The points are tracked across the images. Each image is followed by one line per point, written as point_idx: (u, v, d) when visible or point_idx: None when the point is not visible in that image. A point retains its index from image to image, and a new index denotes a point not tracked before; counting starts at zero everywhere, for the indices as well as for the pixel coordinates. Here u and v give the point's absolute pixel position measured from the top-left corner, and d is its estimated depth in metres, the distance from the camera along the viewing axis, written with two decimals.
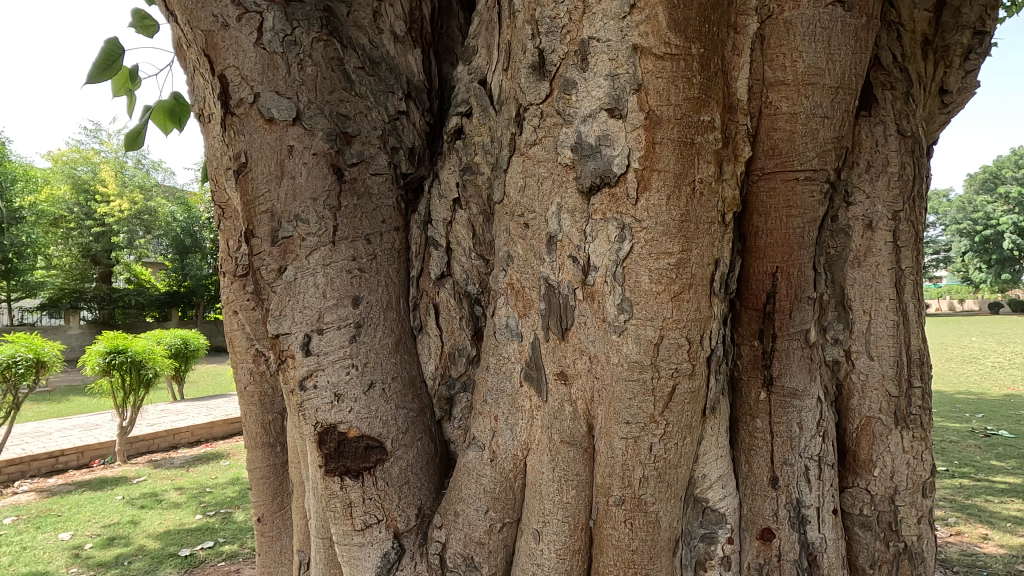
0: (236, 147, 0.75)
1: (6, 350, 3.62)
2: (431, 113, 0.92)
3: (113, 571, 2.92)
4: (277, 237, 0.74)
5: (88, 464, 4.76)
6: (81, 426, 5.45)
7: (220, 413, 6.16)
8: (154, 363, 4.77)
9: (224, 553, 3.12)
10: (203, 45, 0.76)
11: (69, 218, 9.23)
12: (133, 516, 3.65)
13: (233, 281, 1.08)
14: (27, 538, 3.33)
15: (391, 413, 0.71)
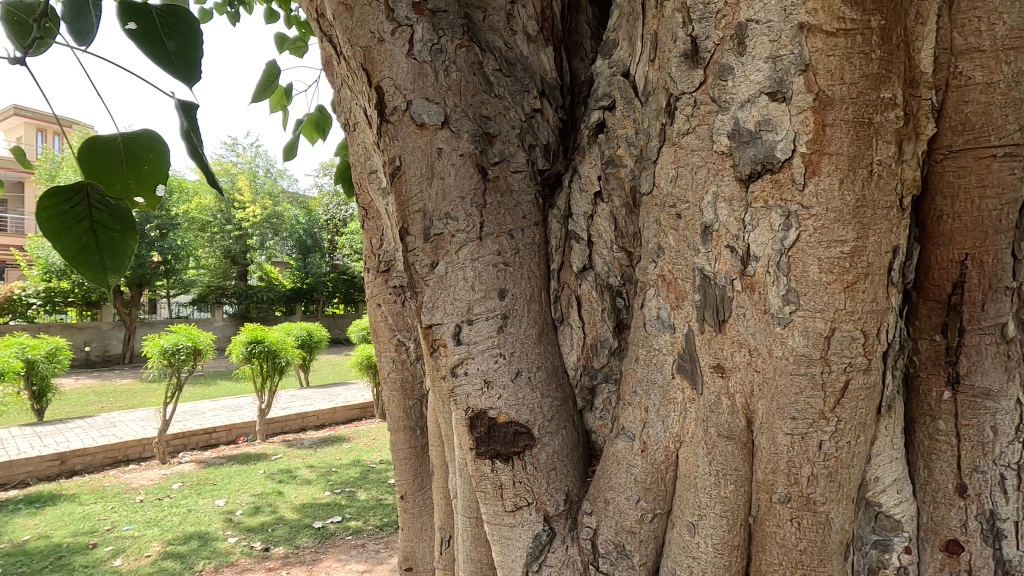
0: (391, 153, 0.82)
1: (172, 340, 4.84)
2: (565, 109, 0.93)
3: (261, 536, 3.30)
4: (429, 235, 0.79)
5: (235, 440, 5.40)
6: (229, 406, 6.23)
7: (341, 400, 6.75)
8: (286, 352, 5.48)
9: (351, 528, 3.41)
10: (361, 60, 0.84)
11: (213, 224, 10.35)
12: (274, 489, 4.09)
13: (376, 277, 1.19)
14: (191, 502, 3.84)
15: (537, 401, 0.74)
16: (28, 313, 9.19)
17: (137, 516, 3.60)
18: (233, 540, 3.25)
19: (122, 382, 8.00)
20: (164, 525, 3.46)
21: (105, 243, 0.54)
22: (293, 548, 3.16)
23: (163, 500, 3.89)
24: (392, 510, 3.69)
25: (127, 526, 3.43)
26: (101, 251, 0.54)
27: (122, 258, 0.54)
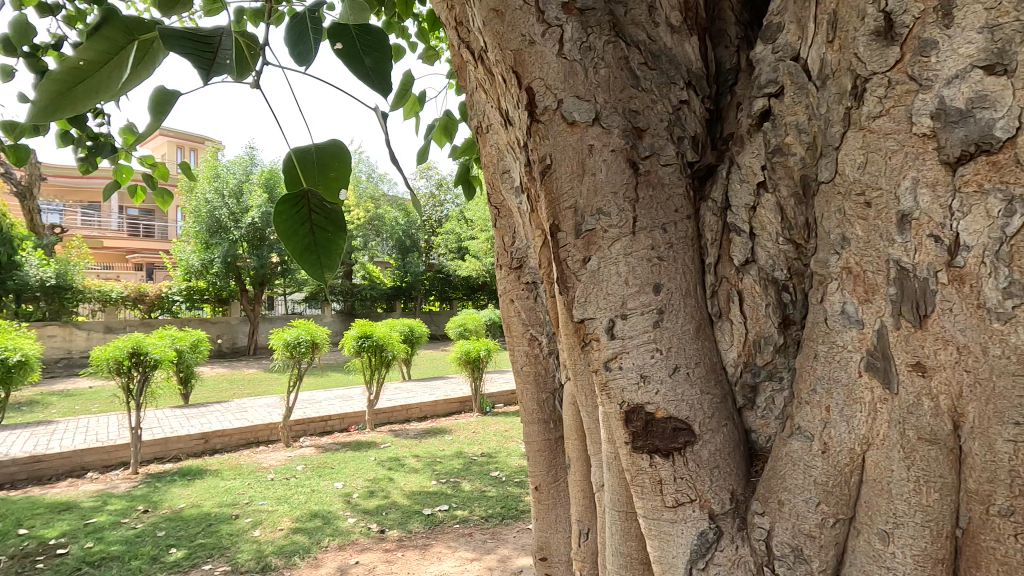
0: (541, 151, 0.84)
1: (294, 334, 5.31)
2: (711, 99, 0.91)
3: (376, 519, 3.52)
4: (581, 230, 0.80)
5: (348, 428, 5.81)
6: (341, 396, 6.71)
7: (442, 394, 7.03)
8: (392, 346, 5.79)
9: (458, 517, 3.54)
10: (511, 64, 0.86)
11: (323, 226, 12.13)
12: (385, 475, 4.35)
13: (508, 273, 1.23)
14: (314, 482, 4.18)
15: (697, 398, 0.74)
16: (173, 309, 10.45)
17: (270, 492, 3.97)
18: (352, 520, 3.49)
19: (249, 371, 8.91)
20: (293, 502, 3.79)
21: (319, 242, 0.59)
22: (405, 533, 3.33)
23: (290, 479, 4.27)
24: (496, 503, 3.78)
25: (262, 502, 3.79)
26: (318, 249, 0.60)
27: (336, 255, 0.60)
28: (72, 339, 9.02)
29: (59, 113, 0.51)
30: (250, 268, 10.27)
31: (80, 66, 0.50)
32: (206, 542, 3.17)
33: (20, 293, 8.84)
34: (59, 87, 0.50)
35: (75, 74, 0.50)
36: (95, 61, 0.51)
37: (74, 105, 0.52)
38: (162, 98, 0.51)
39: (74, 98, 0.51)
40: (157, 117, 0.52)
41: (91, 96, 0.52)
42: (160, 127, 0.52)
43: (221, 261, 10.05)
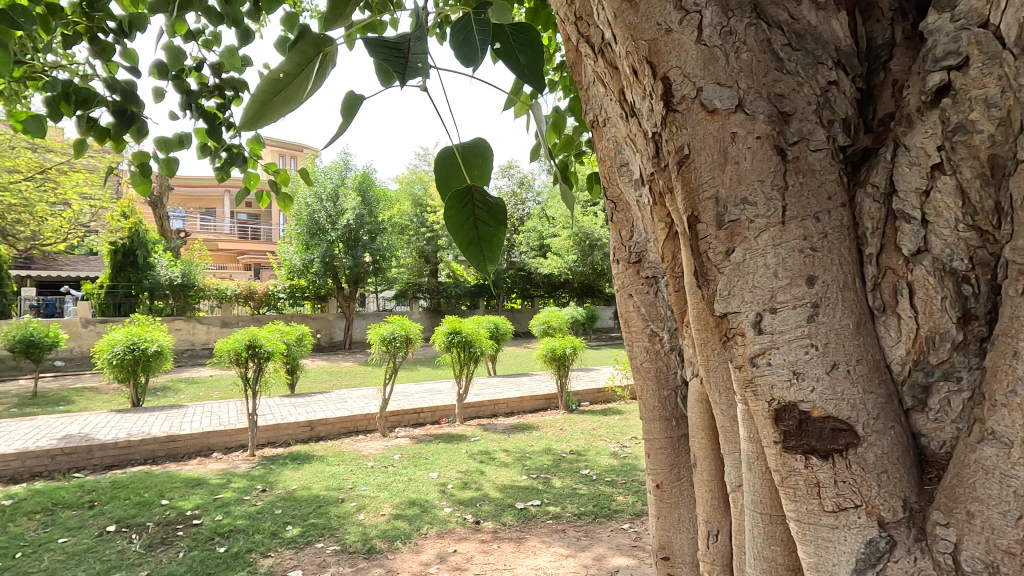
0: (679, 142, 0.82)
1: (389, 329, 5.56)
2: (863, 78, 0.85)
3: (471, 510, 3.62)
4: (723, 222, 0.78)
5: (438, 420, 6.02)
6: (431, 390, 6.97)
7: (527, 390, 7.09)
8: (480, 342, 5.91)
9: (551, 513, 3.55)
10: (645, 54, 0.85)
11: (411, 227, 12.74)
12: (476, 468, 4.46)
13: (626, 267, 1.22)
14: (411, 472, 4.37)
15: (860, 397, 0.69)
16: (279, 306, 11.33)
17: (371, 479, 4.20)
18: (448, 510, 3.60)
19: (346, 364, 9.48)
20: (392, 489, 3.98)
21: (483, 235, 0.65)
22: (499, 525, 3.40)
23: (389, 468, 4.49)
24: (587, 500, 3.76)
25: (365, 487, 4.01)
26: (481, 242, 0.65)
27: (495, 247, 0.65)
28: (195, 332, 10.04)
29: (261, 122, 0.60)
30: (346, 268, 10.93)
31: (280, 78, 0.59)
32: (317, 522, 3.40)
33: (153, 291, 9.95)
34: (263, 96, 0.58)
35: (276, 87, 0.59)
36: (293, 73, 0.60)
37: (272, 114, 0.60)
38: (351, 101, 0.57)
39: (274, 105, 0.60)
40: (345, 118, 0.58)
41: (286, 105, 0.61)
42: (346, 126, 0.58)
43: (321, 261, 10.73)
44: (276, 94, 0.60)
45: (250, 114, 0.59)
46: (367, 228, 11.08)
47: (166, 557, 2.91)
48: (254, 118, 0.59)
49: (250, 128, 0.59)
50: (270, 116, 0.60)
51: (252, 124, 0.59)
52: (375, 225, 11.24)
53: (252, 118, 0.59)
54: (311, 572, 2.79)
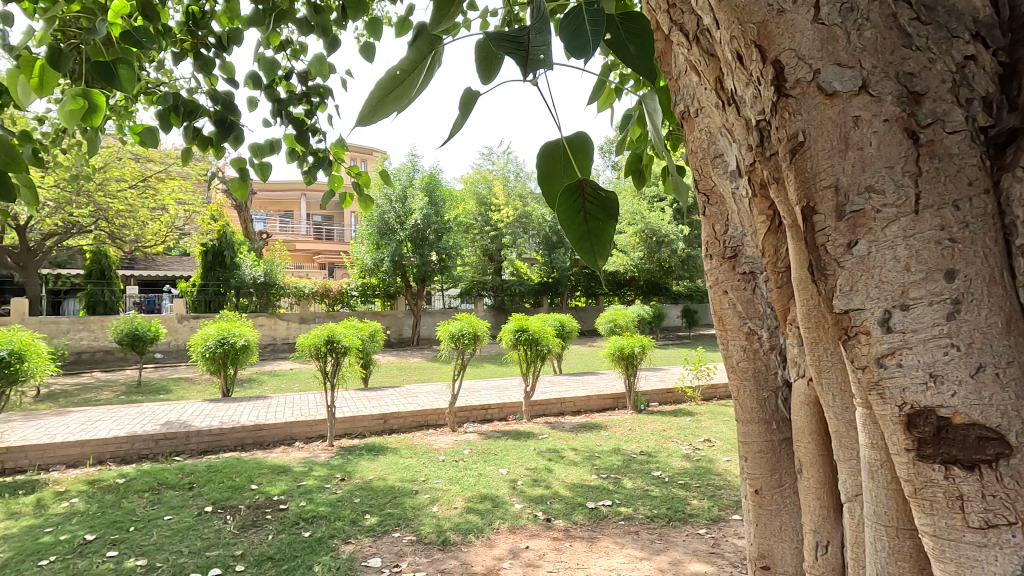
0: (792, 128, 0.77)
1: (458, 326, 5.66)
2: (1005, 51, 0.77)
3: (541, 507, 3.61)
4: (844, 212, 0.72)
5: (506, 417, 6.08)
6: (498, 387, 7.05)
7: (594, 389, 7.03)
8: (547, 340, 5.90)
9: (623, 514, 3.49)
10: (754, 37, 0.81)
11: (475, 225, 13.04)
12: (545, 465, 4.45)
13: (720, 263, 1.18)
14: (481, 467, 4.43)
15: (1012, 403, 0.63)
16: (352, 303, 11.85)
17: (443, 472, 4.29)
18: (518, 506, 3.62)
19: (415, 359, 9.80)
20: (464, 483, 4.05)
21: (592, 231, 0.64)
22: (570, 523, 3.38)
23: (459, 462, 4.57)
24: (660, 503, 3.66)
25: (437, 480, 4.11)
26: (591, 237, 0.64)
27: (606, 241, 0.63)
28: (276, 328, 10.67)
29: (376, 115, 0.60)
30: (414, 266, 11.26)
31: (397, 75, 0.60)
32: (393, 512, 3.51)
33: (240, 289, 10.67)
34: (381, 93, 0.60)
35: (392, 83, 0.60)
36: (408, 71, 0.61)
37: (385, 107, 0.61)
38: (469, 97, 0.59)
39: (387, 101, 0.61)
40: (460, 113, 0.60)
41: (398, 99, 0.61)
42: (462, 121, 0.59)
43: (390, 260, 11.09)
44: (390, 90, 0.61)
45: (368, 108, 0.60)
46: (434, 227, 11.35)
47: (258, 538, 3.10)
48: (368, 112, 0.60)
49: (365, 122, 0.60)
50: (382, 110, 0.61)
51: (367, 118, 0.60)
52: (442, 225, 11.51)
53: (368, 113, 0.60)
54: (390, 560, 2.88)
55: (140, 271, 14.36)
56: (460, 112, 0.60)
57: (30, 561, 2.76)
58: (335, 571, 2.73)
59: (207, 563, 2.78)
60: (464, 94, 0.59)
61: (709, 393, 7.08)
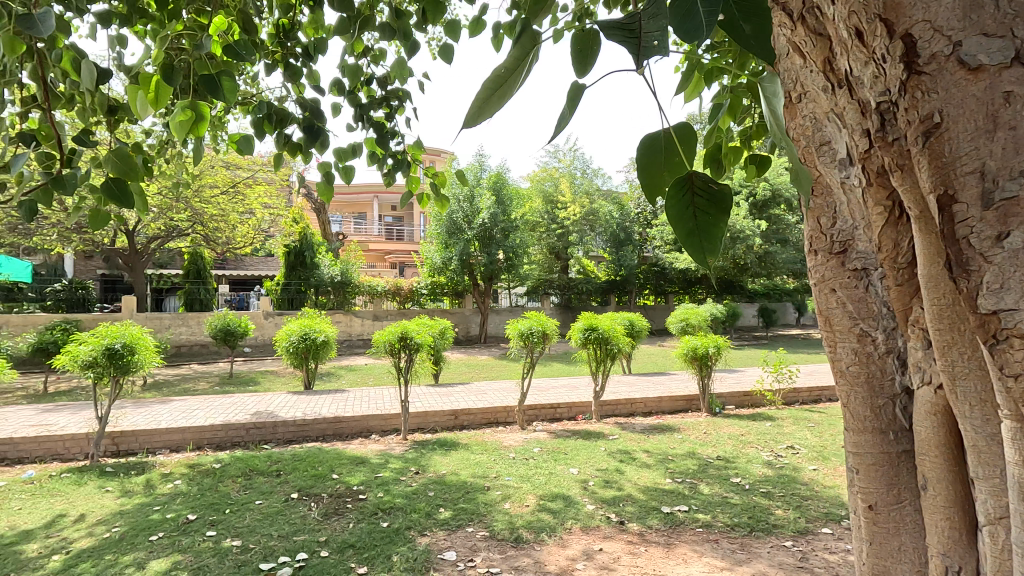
0: (926, 108, 0.69)
1: (527, 325, 5.66)
2: None
3: (614, 509, 3.54)
4: (993, 201, 0.64)
5: (575, 416, 6.03)
6: (566, 386, 7.00)
7: (665, 390, 6.82)
8: (617, 339, 5.77)
9: (700, 521, 3.35)
10: (880, 11, 0.74)
11: (542, 223, 12.99)
12: (616, 467, 4.37)
13: (828, 258, 1.19)
14: (552, 466, 4.41)
15: None
16: (422, 301, 12.18)
17: (513, 470, 4.31)
18: (591, 507, 3.56)
19: (483, 357, 9.92)
20: (535, 481, 4.05)
21: (702, 227, 0.57)
22: (645, 528, 3.29)
23: (530, 460, 4.57)
24: (741, 511, 3.49)
25: (508, 477, 4.13)
26: (700, 234, 0.57)
27: (719, 236, 0.55)
28: (352, 324, 11.15)
29: (482, 115, 0.59)
30: (481, 265, 11.38)
31: (502, 74, 0.58)
32: (467, 507, 3.55)
33: (318, 287, 11.23)
34: (486, 92, 0.58)
35: (499, 81, 0.58)
36: (514, 69, 0.59)
37: (490, 107, 0.59)
38: (576, 90, 0.56)
39: (491, 101, 0.59)
40: (568, 109, 0.57)
41: (502, 99, 0.60)
42: (570, 117, 0.56)
43: (459, 259, 11.25)
44: (495, 89, 0.59)
45: (474, 107, 0.58)
46: (500, 226, 11.41)
47: (340, 525, 3.24)
48: (475, 112, 0.58)
49: (472, 122, 0.58)
50: (488, 109, 0.59)
51: (474, 119, 0.58)
52: (508, 223, 11.56)
53: (475, 113, 0.58)
54: (464, 554, 2.92)
55: (231, 271, 15.44)
56: (566, 106, 0.57)
57: (142, 536, 3.02)
58: (412, 562, 2.80)
59: (294, 546, 2.93)
60: (571, 87, 0.57)
61: (790, 397, 6.70)
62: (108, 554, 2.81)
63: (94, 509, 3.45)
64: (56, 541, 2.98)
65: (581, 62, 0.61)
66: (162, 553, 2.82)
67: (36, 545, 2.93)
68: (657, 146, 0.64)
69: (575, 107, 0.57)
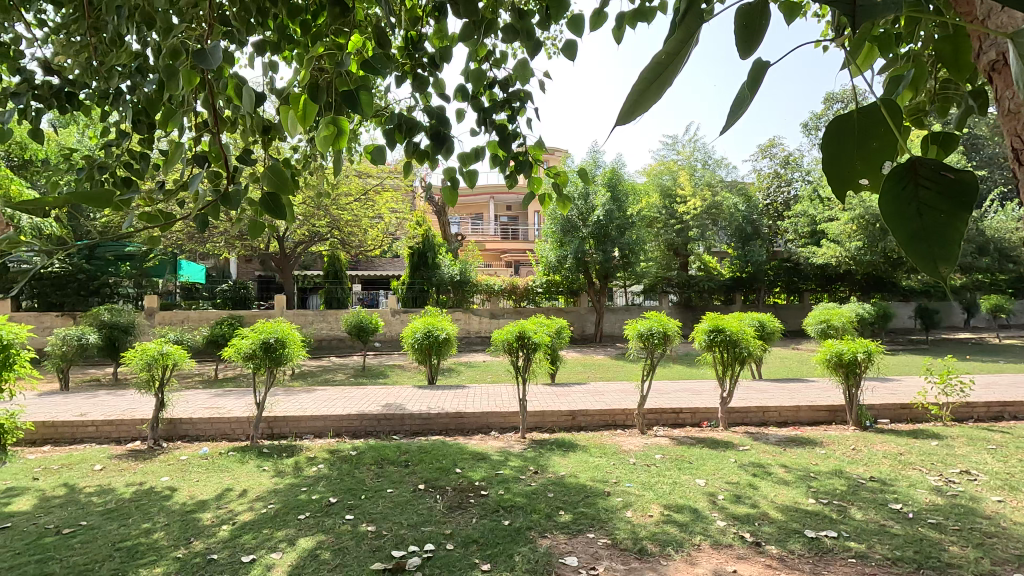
0: None
1: (647, 325, 5.43)
2: None
3: (749, 528, 3.24)
4: None
5: (700, 423, 5.68)
6: (689, 390, 6.65)
7: (803, 398, 6.21)
8: (747, 342, 5.31)
9: (854, 550, 2.94)
10: None
11: (659, 219, 12.52)
12: (749, 481, 4.02)
13: None
14: (676, 475, 4.17)
15: None
16: (537, 298, 12.32)
17: (634, 476, 4.14)
18: (722, 524, 3.29)
19: (599, 357, 9.80)
20: (658, 490, 3.85)
21: (931, 230, 0.40)
22: (785, 551, 2.96)
23: (652, 467, 4.37)
24: (905, 543, 3.02)
25: (629, 484, 3.97)
26: (929, 241, 0.39)
27: (956, 244, 0.38)
28: (471, 322, 11.58)
29: (639, 111, 0.49)
30: (596, 262, 11.23)
31: (663, 57, 0.48)
32: (587, 511, 3.46)
33: (440, 286, 11.80)
34: (644, 82, 0.47)
35: (659, 67, 0.48)
36: (673, 54, 0.48)
37: (649, 99, 0.49)
38: (759, 68, 0.45)
39: (651, 91, 0.48)
40: (745, 94, 0.46)
41: (660, 90, 0.49)
42: (748, 104, 0.45)
43: (574, 257, 11.15)
44: (653, 80, 0.49)
45: (628, 101, 0.49)
46: (616, 223, 11.12)
47: (463, 520, 3.32)
48: (629, 106, 0.48)
49: (625, 119, 0.48)
50: (644, 104, 0.49)
51: (627, 114, 0.48)
52: (624, 220, 11.24)
53: (628, 109, 0.48)
54: (586, 561, 2.83)
55: (364, 271, 16.79)
56: (743, 86, 0.46)
57: (292, 514, 3.33)
58: (534, 564, 2.77)
59: (422, 537, 3.04)
60: (752, 65, 0.45)
61: (962, 413, 5.76)
62: (265, 528, 3.14)
63: (253, 486, 3.88)
64: (224, 512, 3.39)
65: (747, 43, 0.51)
66: (308, 532, 3.08)
67: (209, 514, 3.35)
68: (852, 125, 0.49)
69: (757, 89, 0.45)
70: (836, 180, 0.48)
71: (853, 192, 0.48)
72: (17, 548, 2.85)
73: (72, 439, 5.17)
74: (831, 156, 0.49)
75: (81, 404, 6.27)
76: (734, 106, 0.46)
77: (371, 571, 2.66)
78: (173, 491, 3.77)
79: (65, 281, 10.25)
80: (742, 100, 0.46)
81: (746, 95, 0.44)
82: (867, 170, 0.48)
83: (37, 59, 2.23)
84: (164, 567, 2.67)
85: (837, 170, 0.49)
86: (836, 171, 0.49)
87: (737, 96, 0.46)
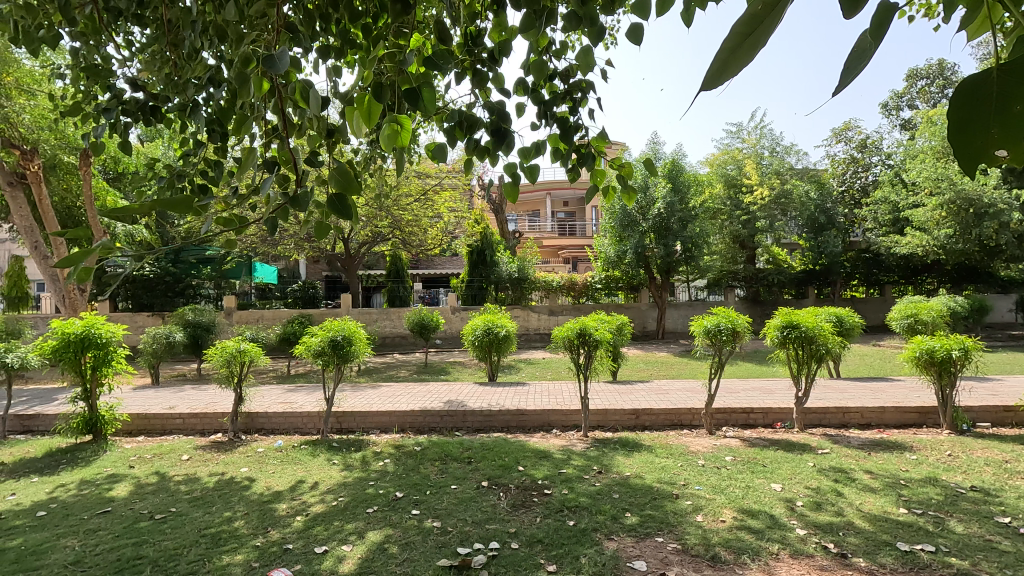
0: None
1: (714, 321, 5.17)
2: None
3: (832, 538, 3.01)
4: None
5: (773, 424, 5.38)
6: (761, 390, 6.34)
7: (890, 399, 5.76)
8: (826, 340, 4.93)
9: (955, 567, 2.68)
10: None
11: (724, 210, 12.06)
12: (832, 488, 3.75)
13: None
14: (750, 479, 3.96)
15: None
16: (596, 294, 12.30)
17: (705, 479, 3.96)
18: (802, 532, 3.08)
19: (661, 355, 9.58)
20: (730, 494, 3.66)
21: None
22: (875, 565, 2.73)
23: (722, 469, 4.17)
24: (1016, 561, 2.71)
25: (698, 486, 3.80)
26: None
27: None
28: (530, 319, 11.60)
29: (727, 74, 0.42)
30: (658, 257, 10.93)
31: (759, 11, 0.41)
32: (655, 514, 3.33)
33: (498, 283, 11.89)
34: (735, 41, 0.41)
35: (752, 24, 0.41)
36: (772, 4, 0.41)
37: (738, 60, 0.42)
38: (884, 13, 0.46)
39: (739, 52, 0.42)
40: (868, 38, 0.46)
41: (752, 52, 0.42)
42: (873, 49, 0.45)
43: (634, 252, 10.86)
44: (742, 41, 0.42)
45: (713, 66, 0.42)
46: (678, 216, 10.75)
47: (527, 519, 3.28)
48: (716, 71, 0.42)
49: (712, 85, 0.41)
50: (732, 67, 0.42)
51: (713, 80, 0.42)
52: (685, 213, 10.87)
53: (714, 73, 0.42)
54: (656, 566, 2.72)
55: (426, 270, 17.20)
56: (863, 34, 0.47)
57: (361, 507, 3.42)
58: (601, 567, 2.70)
59: (487, 535, 3.04)
60: (876, 10, 0.46)
61: None
62: (335, 520, 3.23)
63: (325, 478, 4.02)
64: (298, 503, 3.52)
65: None
66: (377, 526, 3.15)
67: (284, 505, 3.49)
68: (986, 79, 0.38)
69: (880, 38, 0.45)
70: (964, 152, 0.37)
71: (989, 166, 0.37)
72: (116, 531, 3.07)
73: (163, 430, 5.55)
74: (958, 119, 0.38)
75: (169, 398, 6.73)
76: (851, 61, 0.46)
77: (437, 568, 2.66)
78: (252, 482, 3.96)
79: (155, 284, 11.09)
80: (862, 44, 0.47)
81: (865, 51, 0.45)
82: (1006, 141, 0.36)
83: (125, 77, 2.35)
84: (244, 555, 2.79)
85: (964, 140, 0.38)
86: (964, 141, 0.38)
87: (857, 45, 0.47)
